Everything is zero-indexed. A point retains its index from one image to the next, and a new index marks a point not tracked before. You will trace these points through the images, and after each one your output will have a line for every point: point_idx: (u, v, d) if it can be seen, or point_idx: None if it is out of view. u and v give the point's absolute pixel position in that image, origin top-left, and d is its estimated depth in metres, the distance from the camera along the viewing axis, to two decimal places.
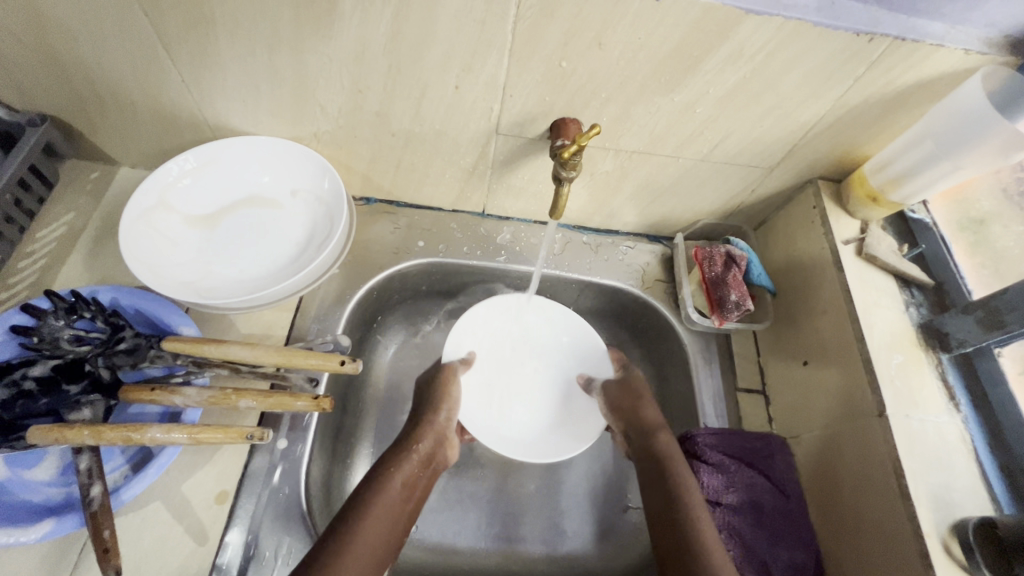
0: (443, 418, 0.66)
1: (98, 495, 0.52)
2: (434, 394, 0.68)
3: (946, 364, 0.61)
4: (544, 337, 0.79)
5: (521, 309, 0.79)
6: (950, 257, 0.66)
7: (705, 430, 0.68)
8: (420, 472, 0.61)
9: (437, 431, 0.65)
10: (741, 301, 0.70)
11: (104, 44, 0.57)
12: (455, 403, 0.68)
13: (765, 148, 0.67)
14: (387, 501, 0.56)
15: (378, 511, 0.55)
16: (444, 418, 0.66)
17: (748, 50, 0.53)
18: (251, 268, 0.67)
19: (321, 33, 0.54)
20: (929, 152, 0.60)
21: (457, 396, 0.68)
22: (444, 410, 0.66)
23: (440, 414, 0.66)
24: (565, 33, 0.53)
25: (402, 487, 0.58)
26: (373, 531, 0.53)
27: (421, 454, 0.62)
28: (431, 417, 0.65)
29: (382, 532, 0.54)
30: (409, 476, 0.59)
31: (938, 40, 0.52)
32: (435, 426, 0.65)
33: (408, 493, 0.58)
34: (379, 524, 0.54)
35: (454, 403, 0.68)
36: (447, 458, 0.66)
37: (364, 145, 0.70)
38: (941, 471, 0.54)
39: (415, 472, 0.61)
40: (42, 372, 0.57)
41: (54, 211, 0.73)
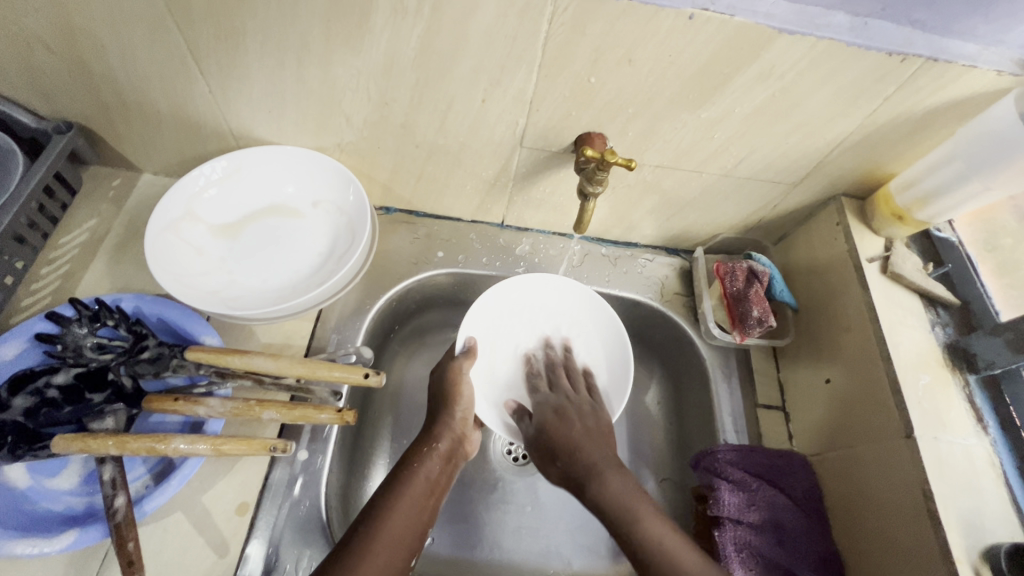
0: (459, 419, 0.64)
1: (122, 506, 0.52)
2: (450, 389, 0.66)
3: (973, 385, 0.60)
4: (558, 328, 0.77)
5: (533, 302, 0.77)
6: (977, 276, 0.65)
7: (727, 446, 0.69)
8: (443, 471, 0.62)
9: (455, 428, 0.64)
10: (763, 317, 0.70)
11: (134, 54, 0.57)
12: (469, 402, 0.66)
13: (790, 164, 0.67)
14: (410, 501, 0.57)
15: (401, 511, 0.55)
16: (460, 418, 0.64)
17: (778, 68, 0.53)
18: (273, 277, 0.67)
19: (350, 46, 0.54)
20: (957, 171, 0.60)
21: (470, 394, 0.66)
22: (462, 405, 0.65)
23: (456, 415, 0.64)
24: (596, 48, 0.53)
25: (426, 487, 0.59)
26: (397, 530, 0.53)
27: (440, 452, 0.62)
28: (447, 417, 0.64)
29: (404, 535, 0.54)
30: (431, 477, 0.60)
31: (971, 61, 0.52)
32: (453, 422, 0.64)
33: (429, 494, 0.59)
34: (405, 522, 0.55)
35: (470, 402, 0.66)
36: (469, 453, 0.66)
37: (387, 155, 0.70)
38: (970, 496, 0.53)
39: (438, 471, 0.61)
40: (65, 380, 0.58)
41: (77, 217, 0.73)
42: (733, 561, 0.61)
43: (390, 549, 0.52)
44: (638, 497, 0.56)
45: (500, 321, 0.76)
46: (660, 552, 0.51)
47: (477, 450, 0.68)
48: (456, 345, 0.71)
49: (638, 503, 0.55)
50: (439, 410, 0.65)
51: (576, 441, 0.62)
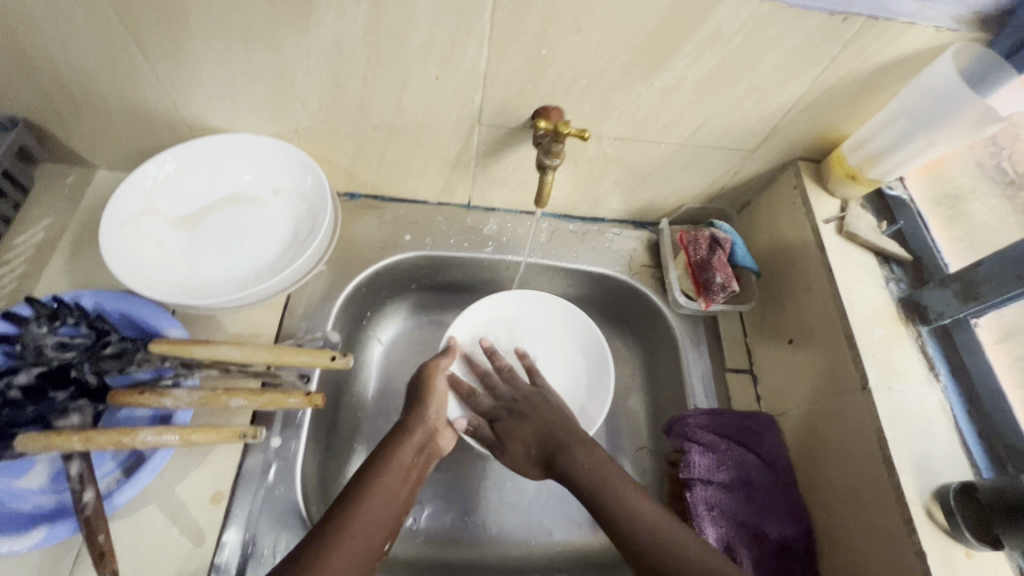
0: (432, 414, 0.66)
1: (92, 500, 0.52)
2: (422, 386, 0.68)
3: (926, 336, 0.62)
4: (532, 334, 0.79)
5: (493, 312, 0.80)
6: (927, 232, 0.67)
7: (696, 410, 0.70)
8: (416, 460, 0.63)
9: (428, 422, 0.65)
10: (726, 282, 0.71)
11: (75, 44, 0.56)
12: (442, 397, 0.68)
13: (746, 130, 0.67)
14: (384, 487, 0.57)
15: (375, 500, 0.56)
16: (433, 414, 0.66)
17: (724, 34, 0.54)
18: (237, 267, 0.66)
19: (296, 26, 0.54)
20: (904, 130, 0.61)
21: (443, 388, 0.68)
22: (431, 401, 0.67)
23: (430, 410, 0.66)
24: (544, 19, 0.53)
25: (401, 478, 0.59)
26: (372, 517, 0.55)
27: (414, 443, 0.63)
28: (420, 413, 0.65)
29: (377, 523, 0.55)
30: (403, 465, 0.61)
31: (910, 18, 0.53)
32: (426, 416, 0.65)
33: (403, 482, 0.59)
34: (380, 509, 0.56)
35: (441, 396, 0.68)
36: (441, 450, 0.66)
37: (346, 139, 0.69)
38: (923, 440, 0.55)
39: (412, 462, 0.62)
40: (26, 380, 0.57)
41: (31, 216, 0.71)
42: (704, 517, 0.63)
43: (364, 536, 0.53)
44: (613, 477, 0.61)
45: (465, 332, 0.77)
46: (647, 527, 0.56)
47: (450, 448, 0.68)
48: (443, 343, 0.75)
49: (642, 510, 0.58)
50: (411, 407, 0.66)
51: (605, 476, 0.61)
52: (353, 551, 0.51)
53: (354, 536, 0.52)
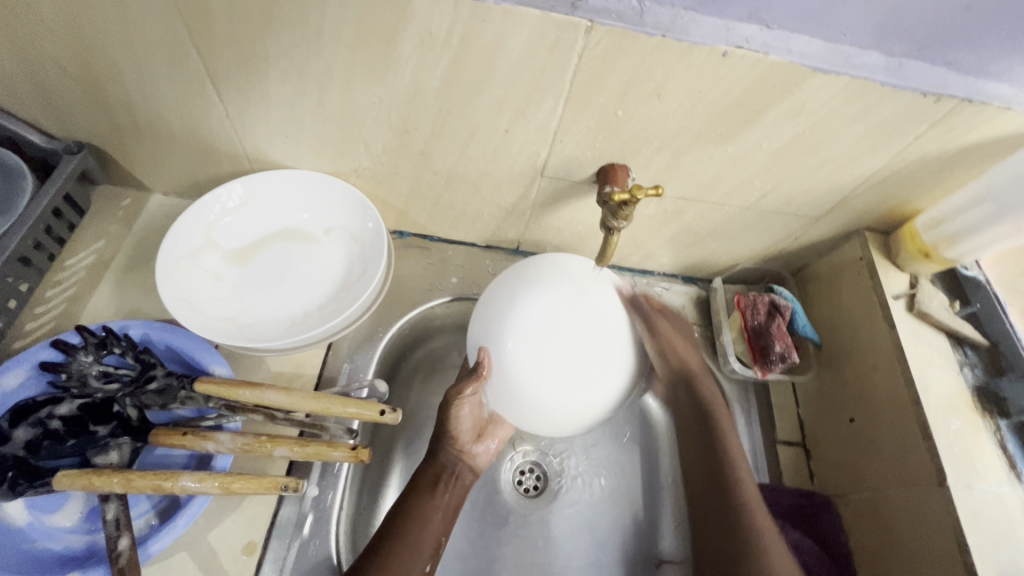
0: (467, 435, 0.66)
1: (126, 549, 0.49)
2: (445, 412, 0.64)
3: (1005, 430, 0.58)
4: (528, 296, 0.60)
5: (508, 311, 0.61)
6: (1006, 316, 0.64)
7: (747, 485, 0.67)
8: (463, 485, 0.65)
9: (464, 439, 0.65)
10: (786, 353, 0.68)
11: (151, 76, 0.56)
12: (466, 419, 0.64)
13: (816, 198, 0.66)
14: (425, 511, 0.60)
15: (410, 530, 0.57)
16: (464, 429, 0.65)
17: (809, 106, 0.53)
18: (287, 306, 0.65)
19: (374, 74, 0.53)
20: (988, 213, 0.59)
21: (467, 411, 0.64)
22: (454, 425, 0.65)
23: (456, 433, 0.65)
24: (625, 84, 0.52)
25: (439, 510, 0.61)
26: (422, 532, 0.58)
27: (444, 477, 0.63)
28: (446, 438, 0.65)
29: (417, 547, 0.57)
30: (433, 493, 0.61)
31: (1005, 102, 0.51)
32: (460, 436, 0.65)
33: (431, 509, 0.60)
34: (419, 531, 0.58)
35: (467, 422, 0.65)
36: (476, 467, 0.67)
37: (405, 181, 0.69)
38: (1008, 548, 0.52)
39: (446, 490, 0.63)
40: (68, 411, 0.56)
41: (85, 238, 0.71)
42: None
43: (408, 554, 0.56)
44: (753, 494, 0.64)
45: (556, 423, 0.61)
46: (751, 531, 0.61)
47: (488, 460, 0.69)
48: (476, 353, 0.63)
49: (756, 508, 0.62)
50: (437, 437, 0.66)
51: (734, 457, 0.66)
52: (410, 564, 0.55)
53: (409, 548, 0.56)
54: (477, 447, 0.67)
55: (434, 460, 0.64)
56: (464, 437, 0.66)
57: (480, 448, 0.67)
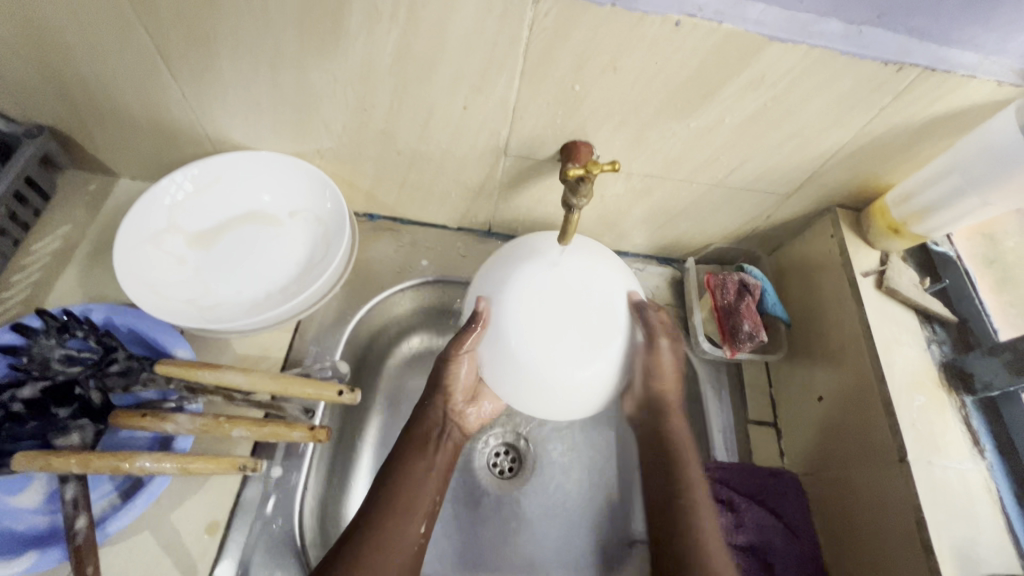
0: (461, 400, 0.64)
1: (83, 528, 0.50)
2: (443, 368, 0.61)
3: (970, 407, 0.58)
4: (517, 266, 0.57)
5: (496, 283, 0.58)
6: (974, 292, 0.63)
7: (716, 464, 0.66)
8: (417, 485, 0.58)
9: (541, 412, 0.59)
10: (754, 331, 0.68)
11: (102, 56, 0.55)
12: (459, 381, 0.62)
13: (784, 174, 0.64)
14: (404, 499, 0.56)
15: (411, 492, 0.57)
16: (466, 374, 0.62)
17: (769, 77, 0.51)
18: (250, 289, 0.65)
19: (326, 50, 0.52)
20: (956, 185, 0.58)
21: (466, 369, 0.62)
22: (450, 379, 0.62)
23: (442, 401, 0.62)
24: (579, 57, 0.51)
25: (424, 472, 0.59)
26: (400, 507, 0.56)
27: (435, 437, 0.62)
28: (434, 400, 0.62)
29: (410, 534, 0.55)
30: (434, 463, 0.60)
31: (970, 71, 0.50)
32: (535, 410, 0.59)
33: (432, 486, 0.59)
34: (414, 497, 0.57)
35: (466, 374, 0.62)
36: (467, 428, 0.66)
37: (369, 162, 0.68)
38: (966, 524, 0.52)
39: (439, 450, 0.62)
40: (31, 394, 0.55)
41: (50, 223, 0.71)
42: None
43: (400, 532, 0.55)
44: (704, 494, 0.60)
45: (547, 406, 0.57)
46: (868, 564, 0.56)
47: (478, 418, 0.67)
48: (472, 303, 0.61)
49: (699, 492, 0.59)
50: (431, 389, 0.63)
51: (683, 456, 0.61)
52: (394, 533, 0.54)
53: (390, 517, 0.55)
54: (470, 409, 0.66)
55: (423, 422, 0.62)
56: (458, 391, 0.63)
57: (471, 411, 0.66)
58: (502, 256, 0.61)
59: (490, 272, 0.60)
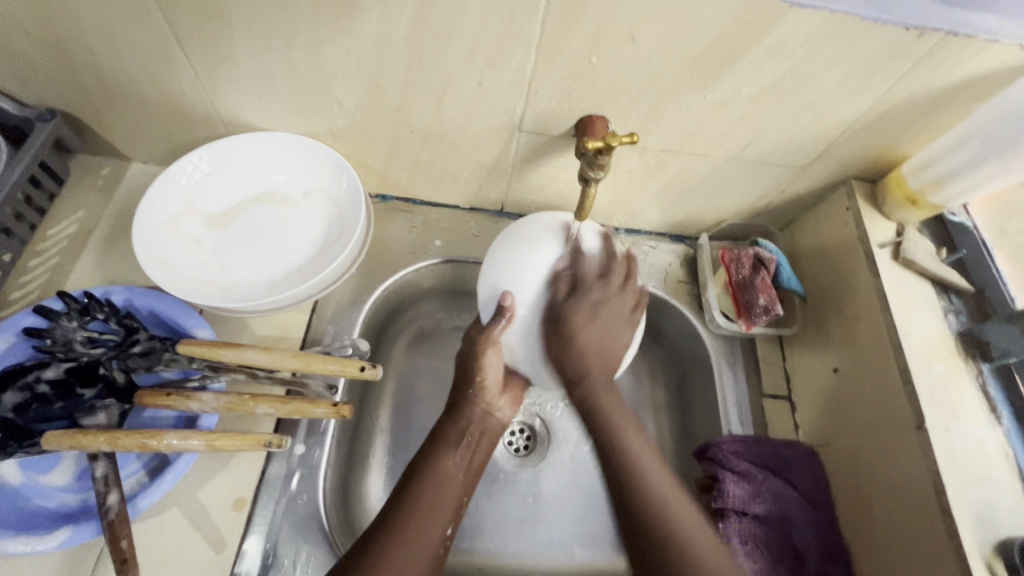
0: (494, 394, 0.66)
1: (115, 503, 0.51)
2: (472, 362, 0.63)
3: (987, 375, 0.59)
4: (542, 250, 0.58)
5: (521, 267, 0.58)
6: (991, 261, 0.64)
7: (730, 437, 0.67)
8: (444, 475, 0.59)
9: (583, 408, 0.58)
10: (770, 305, 0.68)
11: (114, 36, 0.55)
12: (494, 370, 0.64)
13: (800, 146, 0.64)
14: (434, 482, 0.58)
15: (437, 478, 0.58)
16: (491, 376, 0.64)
17: (788, 46, 0.51)
18: (267, 269, 0.65)
19: (341, 25, 0.52)
20: (975, 152, 0.58)
21: (494, 361, 0.63)
22: (481, 375, 0.64)
23: (477, 401, 0.65)
24: (597, 27, 0.50)
25: (456, 468, 0.60)
26: (431, 503, 0.56)
27: (467, 433, 0.64)
28: (466, 396, 0.65)
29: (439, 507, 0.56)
30: (464, 457, 0.62)
31: (993, 35, 0.49)
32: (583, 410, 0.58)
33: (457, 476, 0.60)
34: (437, 497, 0.57)
35: (494, 371, 0.64)
36: (501, 420, 0.67)
37: (382, 141, 0.68)
38: (984, 489, 0.52)
39: (467, 445, 0.63)
40: (55, 374, 0.57)
41: (65, 208, 0.71)
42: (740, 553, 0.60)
43: (427, 516, 0.55)
44: (671, 490, 0.54)
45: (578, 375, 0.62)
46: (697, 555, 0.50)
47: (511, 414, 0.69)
48: (486, 299, 0.60)
49: (654, 473, 0.54)
50: (463, 387, 0.65)
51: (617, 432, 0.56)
52: (424, 531, 0.54)
53: (422, 513, 0.55)
54: (501, 400, 0.67)
55: (458, 417, 0.64)
56: (492, 388, 0.65)
57: (503, 402, 0.67)
58: (513, 234, 0.61)
59: (505, 262, 0.60)
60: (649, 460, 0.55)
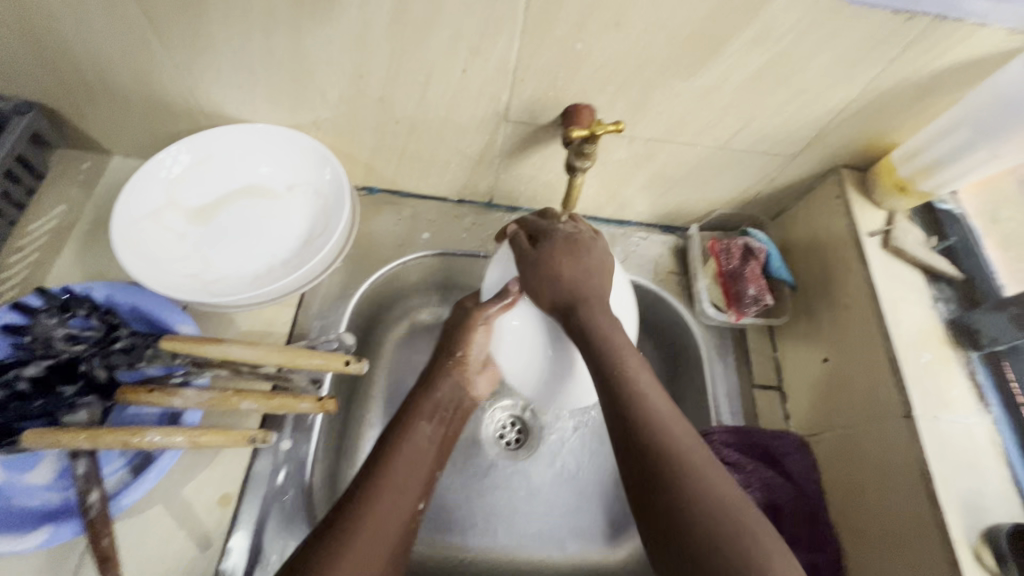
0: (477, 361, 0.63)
1: (98, 501, 0.50)
2: (458, 338, 0.62)
3: (975, 363, 0.58)
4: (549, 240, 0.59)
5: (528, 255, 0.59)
6: (981, 248, 0.64)
7: (721, 427, 0.66)
8: (416, 445, 0.56)
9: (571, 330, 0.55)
10: (760, 295, 0.69)
11: (88, 25, 0.54)
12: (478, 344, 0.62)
13: (789, 134, 0.63)
14: (406, 452, 0.55)
15: (410, 448, 0.55)
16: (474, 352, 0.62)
17: (776, 31, 0.50)
18: (252, 263, 0.65)
19: (320, 13, 0.51)
20: (965, 139, 0.57)
21: (482, 339, 0.62)
22: (464, 350, 0.62)
23: (454, 370, 0.62)
24: (581, 13, 0.49)
25: (428, 442, 0.57)
26: (399, 479, 0.52)
27: (443, 405, 0.60)
28: (444, 366, 0.62)
29: (409, 481, 0.53)
30: (439, 427, 0.59)
31: (982, 19, 0.49)
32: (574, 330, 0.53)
33: (431, 447, 0.57)
34: (409, 470, 0.54)
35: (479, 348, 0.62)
36: (477, 397, 0.64)
37: (367, 133, 0.67)
38: (971, 476, 0.52)
39: (444, 417, 0.60)
40: (36, 372, 0.55)
41: (45, 203, 0.70)
42: None
43: (399, 487, 0.52)
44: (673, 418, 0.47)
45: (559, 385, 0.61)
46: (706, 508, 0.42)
47: (485, 392, 0.66)
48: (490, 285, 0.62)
49: (655, 395, 0.48)
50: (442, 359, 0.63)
51: (617, 346, 0.51)
52: (389, 505, 0.50)
53: (388, 490, 0.51)
54: (481, 375, 0.64)
55: (433, 390, 0.61)
56: (473, 360, 0.63)
57: (481, 379, 0.65)
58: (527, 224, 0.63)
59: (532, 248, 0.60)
60: (645, 379, 0.49)
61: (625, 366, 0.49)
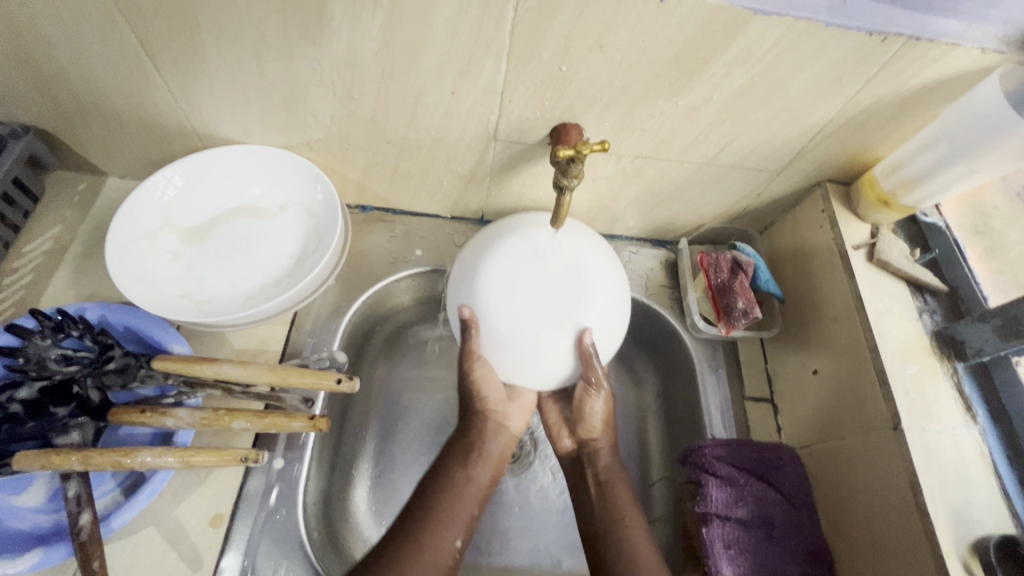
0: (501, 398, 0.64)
1: (87, 524, 0.50)
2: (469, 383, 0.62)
3: (962, 374, 0.59)
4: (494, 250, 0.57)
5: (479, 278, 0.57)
6: (964, 261, 0.64)
7: (715, 441, 0.67)
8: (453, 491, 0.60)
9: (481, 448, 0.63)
10: (748, 308, 0.68)
11: (84, 52, 0.55)
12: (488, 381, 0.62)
13: (773, 150, 0.65)
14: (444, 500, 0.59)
15: (448, 494, 0.59)
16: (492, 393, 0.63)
17: (756, 52, 0.51)
18: (245, 283, 0.65)
19: (310, 39, 0.52)
20: (943, 154, 0.58)
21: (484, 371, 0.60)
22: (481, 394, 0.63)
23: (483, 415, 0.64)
24: (565, 37, 0.51)
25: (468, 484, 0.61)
26: (449, 522, 0.57)
27: (478, 447, 0.63)
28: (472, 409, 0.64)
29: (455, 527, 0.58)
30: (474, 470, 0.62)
31: (954, 38, 0.50)
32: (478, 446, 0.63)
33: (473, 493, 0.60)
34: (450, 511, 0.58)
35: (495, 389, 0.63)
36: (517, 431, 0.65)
37: (358, 152, 0.68)
38: (960, 488, 0.53)
39: (480, 459, 0.63)
40: (28, 394, 0.55)
41: (41, 224, 0.71)
42: (722, 558, 0.59)
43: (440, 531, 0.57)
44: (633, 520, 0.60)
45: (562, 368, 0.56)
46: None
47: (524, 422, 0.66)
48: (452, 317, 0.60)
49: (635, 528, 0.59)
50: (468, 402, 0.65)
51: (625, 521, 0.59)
52: (439, 549, 0.56)
53: (437, 533, 0.56)
54: (511, 408, 0.65)
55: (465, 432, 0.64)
56: (496, 397, 0.64)
57: (514, 410, 0.65)
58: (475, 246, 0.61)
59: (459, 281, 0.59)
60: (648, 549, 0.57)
61: (623, 514, 0.60)
